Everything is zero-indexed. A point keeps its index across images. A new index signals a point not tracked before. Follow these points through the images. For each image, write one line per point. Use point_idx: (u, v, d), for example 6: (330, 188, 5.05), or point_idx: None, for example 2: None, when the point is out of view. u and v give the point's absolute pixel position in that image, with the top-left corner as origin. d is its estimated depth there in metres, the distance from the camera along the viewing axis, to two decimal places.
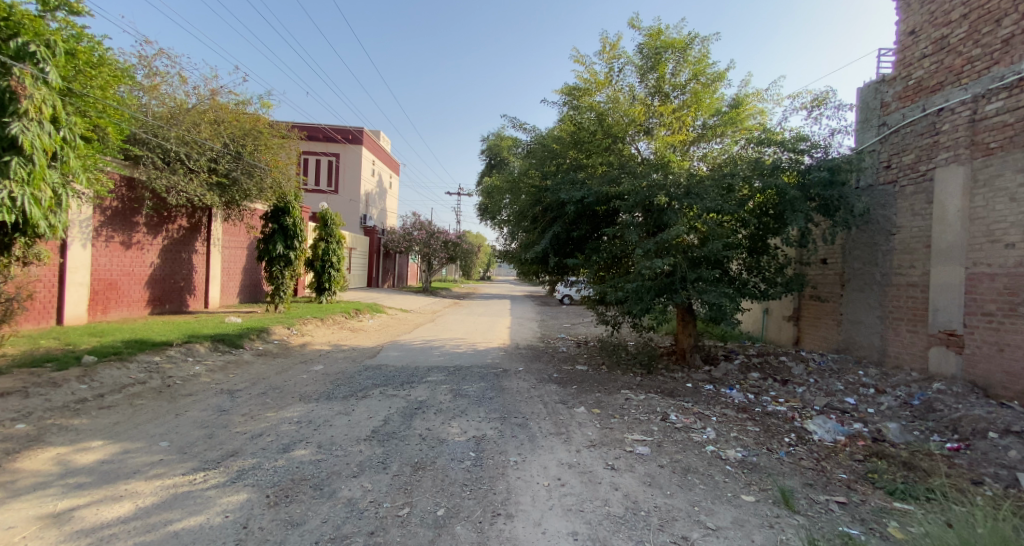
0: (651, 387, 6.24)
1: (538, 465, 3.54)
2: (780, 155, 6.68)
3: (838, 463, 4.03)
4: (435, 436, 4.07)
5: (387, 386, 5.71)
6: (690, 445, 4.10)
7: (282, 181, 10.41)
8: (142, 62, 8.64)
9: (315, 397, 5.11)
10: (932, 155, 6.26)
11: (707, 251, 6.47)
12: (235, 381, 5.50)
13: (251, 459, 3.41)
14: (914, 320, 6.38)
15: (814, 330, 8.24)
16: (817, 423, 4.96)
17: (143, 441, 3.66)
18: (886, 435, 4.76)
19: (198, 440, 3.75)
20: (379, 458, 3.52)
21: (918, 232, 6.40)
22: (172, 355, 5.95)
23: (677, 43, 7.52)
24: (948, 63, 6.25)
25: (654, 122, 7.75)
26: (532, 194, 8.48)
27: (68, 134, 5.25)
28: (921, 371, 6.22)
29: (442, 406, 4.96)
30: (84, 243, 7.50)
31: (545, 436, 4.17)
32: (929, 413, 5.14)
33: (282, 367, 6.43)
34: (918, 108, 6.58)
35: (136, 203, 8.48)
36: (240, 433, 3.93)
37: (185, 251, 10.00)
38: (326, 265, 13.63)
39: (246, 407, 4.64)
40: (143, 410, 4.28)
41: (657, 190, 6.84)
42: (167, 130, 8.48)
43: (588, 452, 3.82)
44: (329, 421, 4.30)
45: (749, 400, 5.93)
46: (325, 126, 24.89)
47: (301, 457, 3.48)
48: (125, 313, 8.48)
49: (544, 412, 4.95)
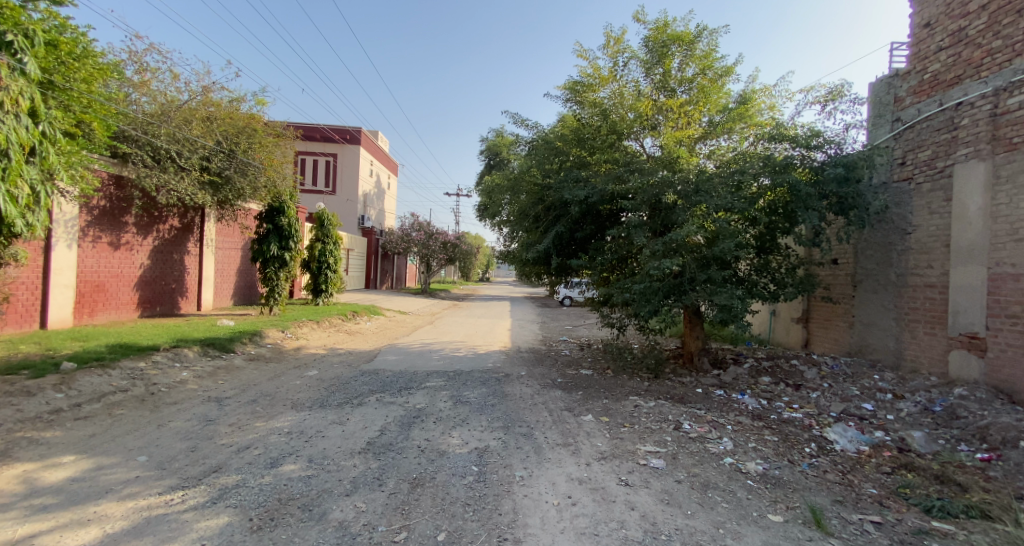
0: (660, 393, 5.98)
1: (546, 481, 3.28)
2: (791, 152, 6.45)
3: (865, 476, 3.78)
4: (434, 448, 3.81)
5: (384, 393, 5.44)
6: (707, 457, 3.84)
7: (276, 180, 10.15)
8: (132, 58, 8.36)
9: (308, 405, 4.85)
10: (951, 151, 6.02)
11: (717, 250, 6.18)
12: (224, 389, 5.22)
13: (235, 475, 3.14)
14: (932, 323, 6.15)
15: (825, 333, 8.00)
16: (838, 432, 4.71)
17: (120, 455, 3.39)
18: (911, 445, 4.52)
19: (180, 453, 3.48)
20: (375, 474, 3.26)
21: (936, 231, 6.16)
22: (157, 361, 5.66)
23: (684, 37, 7.26)
24: (966, 55, 6.01)
25: (660, 118, 7.46)
26: (534, 193, 8.27)
27: (47, 127, 4.88)
28: (940, 375, 5.98)
29: (443, 414, 4.69)
30: (69, 243, 7.24)
31: (552, 448, 3.90)
32: (953, 420, 4.90)
33: (275, 373, 6.15)
34: (935, 103, 6.34)
35: (125, 202, 8.23)
36: (225, 446, 3.66)
37: (178, 252, 9.74)
38: (322, 266, 13.39)
39: (234, 416, 4.37)
40: (122, 421, 4.00)
41: (665, 188, 6.61)
42: (157, 126, 8.13)
43: (598, 466, 3.56)
44: (323, 432, 4.04)
45: (763, 406, 5.67)
46: (324, 126, 24.73)
47: (290, 473, 3.22)
48: (113, 316, 8.20)
49: (549, 420, 4.69)
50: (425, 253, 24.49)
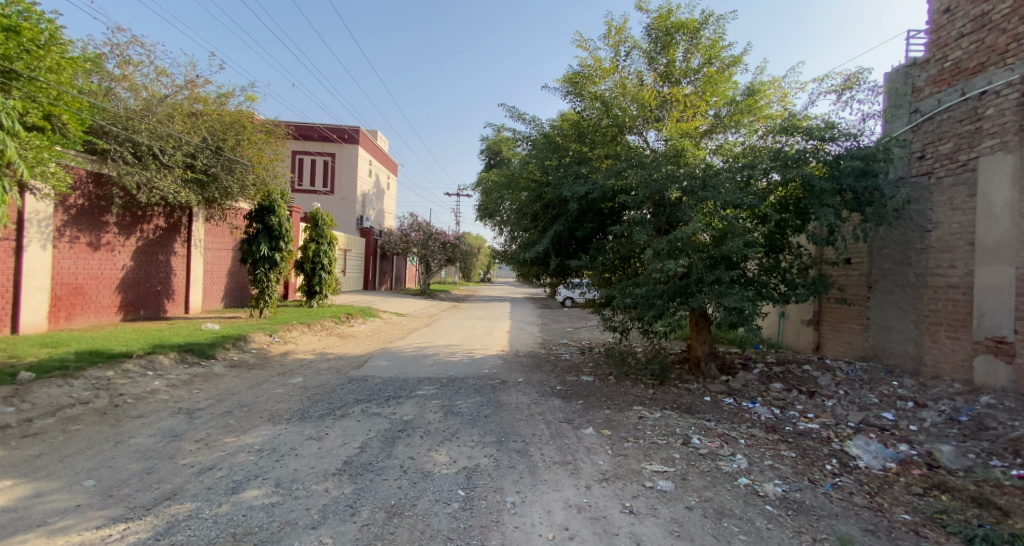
0: (666, 402, 5.62)
1: (539, 508, 2.91)
2: (804, 145, 6.05)
3: (895, 499, 3.40)
4: (418, 468, 3.45)
5: (371, 402, 5.09)
6: (720, 478, 3.47)
7: (267, 178, 9.76)
8: (114, 51, 8.04)
9: (286, 417, 4.50)
10: (975, 143, 5.63)
11: (725, 249, 5.81)
12: (198, 399, 4.88)
13: (189, 504, 2.79)
14: (955, 326, 5.77)
15: (838, 335, 7.62)
16: (860, 446, 4.34)
17: (65, 479, 3.06)
18: (940, 461, 4.12)
19: (133, 476, 3.14)
20: (347, 501, 2.90)
21: (959, 228, 5.77)
22: (129, 370, 5.33)
23: (689, 25, 6.87)
24: (990, 41, 5.60)
25: (664, 111, 6.99)
26: (532, 189, 7.95)
27: (5, 119, 4.56)
28: (965, 382, 5.58)
29: (431, 427, 4.33)
30: (44, 244, 6.94)
31: (548, 468, 3.54)
32: (983, 431, 4.51)
33: (256, 381, 5.79)
34: (956, 92, 5.95)
35: (105, 201, 7.93)
36: (186, 467, 3.31)
37: (163, 253, 9.44)
38: (316, 267, 13.04)
39: (204, 431, 4.03)
40: (76, 439, 3.68)
41: (669, 183, 6.27)
42: (138, 122, 7.78)
43: (599, 490, 3.19)
44: (297, 449, 3.68)
45: (775, 416, 5.31)
46: (321, 125, 24.49)
47: (252, 500, 2.86)
48: (92, 320, 7.89)
49: (546, 434, 4.32)
50: (424, 254, 24.13)
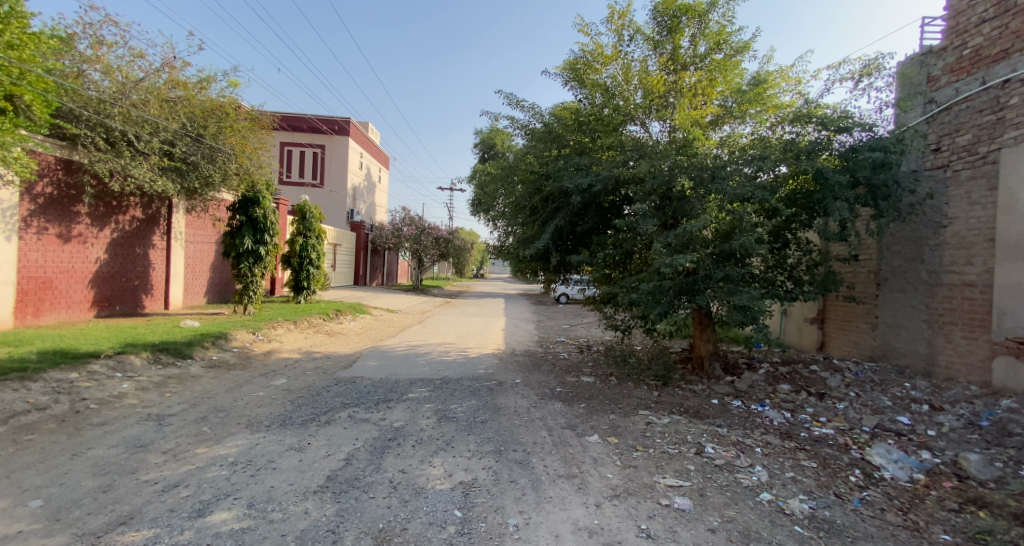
0: (672, 405, 5.31)
1: (546, 532, 2.60)
2: (817, 135, 5.75)
3: (930, 516, 3.13)
4: (410, 483, 3.12)
5: (358, 406, 4.74)
6: (741, 493, 3.18)
7: (251, 167, 9.32)
8: (86, 30, 7.56)
9: (267, 424, 4.14)
10: (996, 135, 5.37)
11: (735, 244, 5.50)
12: (170, 403, 4.49)
13: (147, 531, 2.44)
14: (971, 326, 5.54)
15: (844, 335, 7.39)
16: (882, 455, 4.08)
17: (8, 500, 2.69)
18: (968, 471, 3.85)
19: (87, 495, 2.78)
20: (329, 526, 2.56)
21: (978, 223, 5.52)
22: (95, 372, 4.94)
23: (695, 8, 6.52)
24: (1014, 26, 5.32)
25: (670, 99, 6.56)
26: (530, 181, 7.61)
27: None
28: (982, 384, 5.35)
29: (424, 435, 3.99)
30: (7, 236, 6.51)
31: (553, 482, 3.23)
32: (1009, 436, 4.26)
33: (236, 383, 5.40)
34: (976, 81, 5.68)
35: (76, 190, 7.51)
36: (147, 485, 2.94)
37: (140, 246, 8.99)
38: (303, 261, 12.60)
39: (173, 440, 3.66)
40: (28, 450, 3.30)
41: (676, 175, 5.97)
42: (110, 105, 7.27)
43: (610, 509, 2.88)
44: (275, 462, 3.33)
45: (788, 421, 5.03)
46: (311, 116, 23.79)
47: (219, 526, 2.51)
48: (62, 316, 7.47)
49: (548, 442, 4.00)
50: (417, 248, 23.74)
